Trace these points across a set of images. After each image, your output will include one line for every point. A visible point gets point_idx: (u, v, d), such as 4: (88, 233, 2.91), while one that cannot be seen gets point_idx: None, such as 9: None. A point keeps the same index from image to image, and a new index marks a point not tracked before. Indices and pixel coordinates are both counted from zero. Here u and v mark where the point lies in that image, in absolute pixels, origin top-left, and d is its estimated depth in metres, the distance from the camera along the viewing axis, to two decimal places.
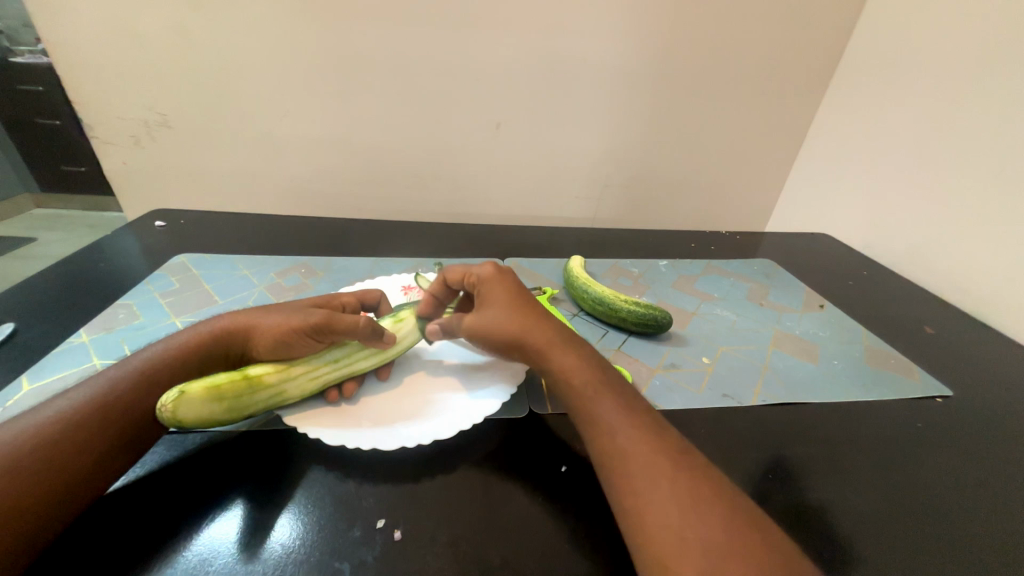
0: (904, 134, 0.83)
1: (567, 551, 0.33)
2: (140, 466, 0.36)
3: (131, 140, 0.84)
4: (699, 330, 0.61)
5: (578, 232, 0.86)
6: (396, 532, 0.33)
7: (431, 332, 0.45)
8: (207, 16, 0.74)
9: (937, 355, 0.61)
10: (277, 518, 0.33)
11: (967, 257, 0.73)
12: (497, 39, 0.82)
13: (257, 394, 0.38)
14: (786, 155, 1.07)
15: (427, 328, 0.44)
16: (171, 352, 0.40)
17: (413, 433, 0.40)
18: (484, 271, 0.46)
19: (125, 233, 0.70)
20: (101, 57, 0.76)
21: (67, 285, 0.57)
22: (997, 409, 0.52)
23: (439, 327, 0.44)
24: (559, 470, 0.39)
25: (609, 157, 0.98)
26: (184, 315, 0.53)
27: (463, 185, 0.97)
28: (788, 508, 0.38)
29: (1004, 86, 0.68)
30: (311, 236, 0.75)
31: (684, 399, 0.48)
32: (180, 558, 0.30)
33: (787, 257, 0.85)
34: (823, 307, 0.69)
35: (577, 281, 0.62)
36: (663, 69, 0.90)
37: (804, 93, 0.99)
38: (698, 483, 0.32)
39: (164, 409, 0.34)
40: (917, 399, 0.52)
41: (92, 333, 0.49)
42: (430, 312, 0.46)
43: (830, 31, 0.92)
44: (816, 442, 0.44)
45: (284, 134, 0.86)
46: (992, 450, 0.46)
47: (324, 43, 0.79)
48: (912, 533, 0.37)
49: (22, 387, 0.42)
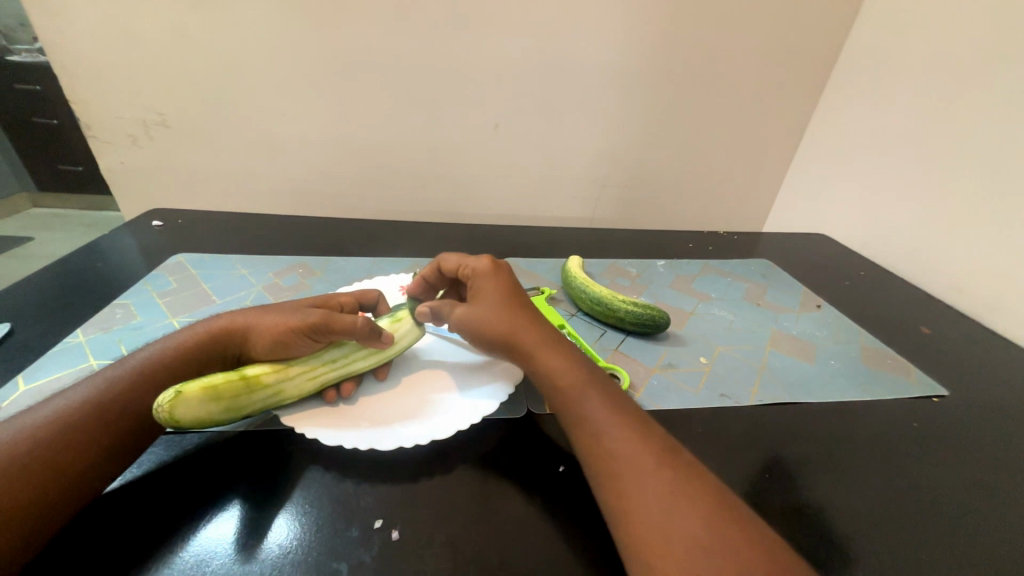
0: (901, 135, 0.83)
1: (566, 551, 0.33)
2: (137, 466, 0.36)
3: (129, 139, 0.84)
4: (697, 330, 0.61)
5: (576, 232, 0.86)
6: (394, 532, 0.33)
7: (421, 316, 0.45)
8: (207, 15, 0.74)
9: (934, 354, 0.61)
10: (274, 518, 0.33)
11: (963, 257, 0.74)
12: (496, 39, 0.82)
13: (255, 394, 0.37)
14: (783, 156, 1.07)
15: (417, 310, 0.45)
16: (169, 352, 0.40)
17: (412, 433, 0.40)
18: (479, 264, 0.47)
19: (122, 232, 0.69)
20: (97, 55, 0.76)
21: (64, 284, 0.56)
22: (993, 409, 0.52)
23: (429, 309, 0.45)
24: (557, 470, 0.38)
25: (608, 158, 0.98)
26: (181, 314, 0.53)
27: (462, 185, 0.97)
28: (786, 507, 0.38)
29: (1000, 87, 0.69)
30: (309, 236, 0.75)
31: (682, 399, 0.48)
32: (177, 559, 0.30)
33: (785, 257, 0.86)
34: (821, 306, 0.69)
35: (574, 281, 0.62)
36: (661, 69, 0.90)
37: (801, 93, 0.99)
38: (698, 482, 0.32)
39: (161, 409, 0.33)
40: (914, 399, 0.52)
41: (88, 333, 0.48)
42: (419, 294, 0.49)
43: (827, 32, 0.92)
44: (814, 442, 0.45)
45: (282, 133, 0.86)
46: (988, 449, 0.47)
47: (323, 42, 0.79)
48: (910, 532, 0.37)
49: (18, 387, 0.41)
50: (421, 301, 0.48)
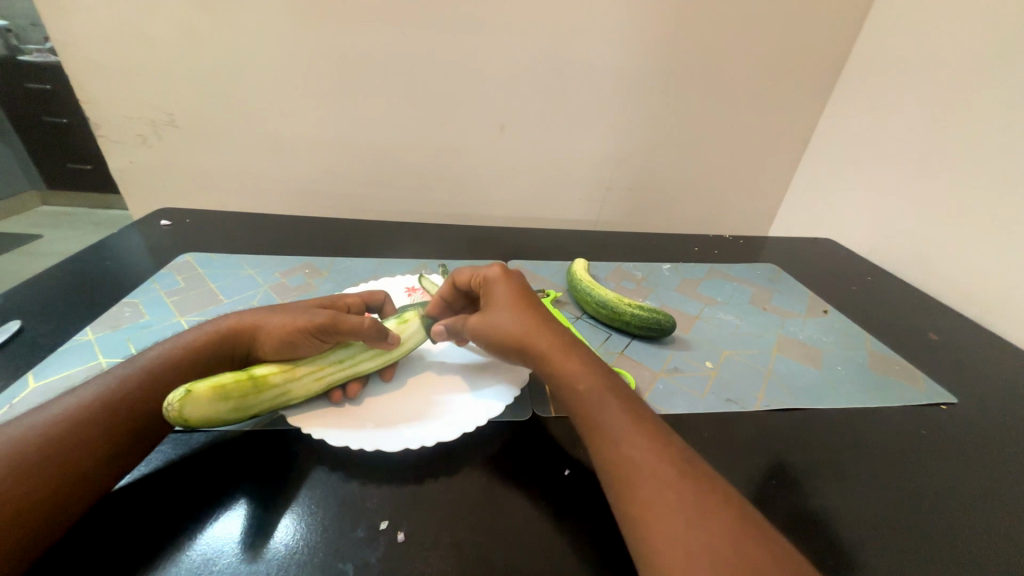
0: (908, 140, 0.83)
1: (571, 556, 0.33)
2: (146, 464, 0.36)
3: (138, 139, 0.85)
4: (703, 334, 0.61)
5: (581, 235, 0.86)
6: (400, 533, 0.33)
7: (436, 333, 0.45)
8: (214, 16, 0.75)
9: (941, 361, 0.61)
10: (280, 519, 0.33)
11: (971, 263, 0.73)
12: (502, 41, 0.82)
13: (262, 393, 0.37)
14: (789, 160, 1.07)
15: (433, 329, 0.45)
16: (178, 351, 0.40)
17: (417, 434, 0.40)
18: (492, 271, 0.46)
19: (130, 231, 0.70)
20: (107, 56, 0.76)
21: (73, 283, 0.57)
22: (1002, 417, 0.52)
23: (446, 329, 0.45)
24: (562, 473, 0.38)
25: (613, 161, 0.98)
26: (189, 314, 0.53)
27: (467, 186, 0.97)
28: (792, 514, 0.37)
29: (1007, 93, 0.68)
30: (315, 236, 0.75)
31: (688, 403, 0.48)
32: (184, 557, 0.30)
33: (791, 261, 0.85)
34: (827, 312, 0.69)
35: (580, 284, 0.62)
36: (667, 72, 0.90)
37: (808, 98, 0.99)
38: (706, 488, 0.32)
39: (171, 407, 0.34)
40: (922, 405, 0.52)
41: (97, 331, 0.49)
42: (438, 313, 0.47)
43: (834, 37, 0.92)
44: (821, 449, 0.44)
45: (288, 134, 0.87)
46: (997, 457, 0.46)
47: (330, 43, 0.79)
48: (917, 540, 0.37)
49: (28, 384, 0.42)
50: (437, 318, 0.47)
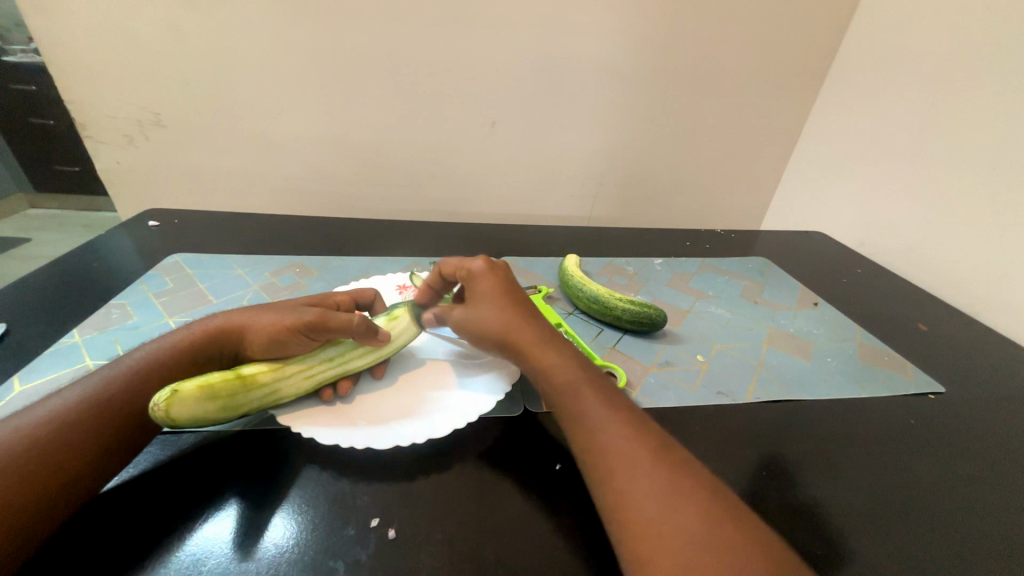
0: (898, 133, 0.83)
1: (563, 549, 0.33)
2: (134, 466, 0.36)
3: (125, 139, 0.84)
4: (694, 328, 0.61)
5: (573, 231, 0.86)
6: (391, 530, 0.33)
7: (426, 321, 0.46)
8: (202, 15, 0.74)
9: (931, 352, 0.61)
10: (271, 518, 0.33)
11: (958, 255, 0.74)
12: (493, 38, 0.82)
13: (250, 392, 0.37)
14: (782, 153, 1.07)
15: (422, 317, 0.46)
16: (165, 352, 0.40)
17: (408, 431, 0.40)
18: (476, 264, 0.47)
19: (119, 233, 0.69)
20: (93, 57, 0.76)
21: (60, 285, 0.56)
22: (990, 406, 0.52)
23: (433, 317, 0.46)
24: (553, 468, 0.38)
25: (605, 157, 0.99)
26: (177, 315, 0.52)
27: (460, 185, 0.97)
28: (781, 505, 0.38)
29: (996, 88, 0.69)
30: (306, 237, 0.74)
31: (679, 396, 0.48)
32: (174, 558, 0.30)
33: (782, 254, 0.86)
34: (817, 304, 0.69)
35: (571, 280, 0.62)
36: (658, 67, 0.90)
37: (799, 91, 0.99)
38: (693, 478, 0.32)
39: (157, 408, 0.33)
40: (910, 396, 0.52)
41: (85, 333, 0.48)
42: (426, 301, 0.48)
43: (824, 31, 0.92)
44: (812, 440, 0.45)
45: (280, 133, 0.86)
46: (982, 445, 0.47)
47: (319, 42, 0.78)
48: (903, 530, 0.37)
49: (14, 388, 0.41)
50: (426, 308, 0.48)
